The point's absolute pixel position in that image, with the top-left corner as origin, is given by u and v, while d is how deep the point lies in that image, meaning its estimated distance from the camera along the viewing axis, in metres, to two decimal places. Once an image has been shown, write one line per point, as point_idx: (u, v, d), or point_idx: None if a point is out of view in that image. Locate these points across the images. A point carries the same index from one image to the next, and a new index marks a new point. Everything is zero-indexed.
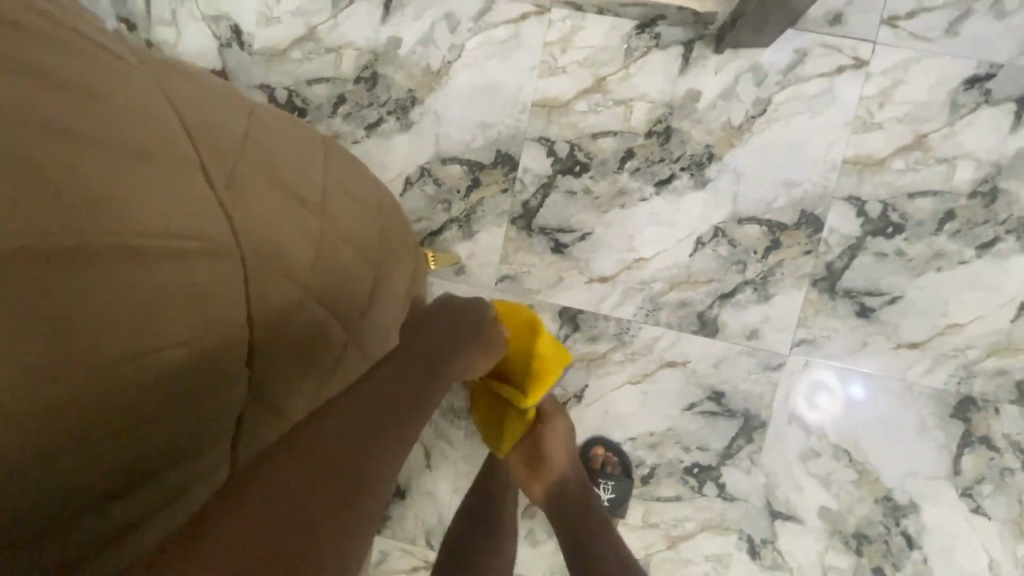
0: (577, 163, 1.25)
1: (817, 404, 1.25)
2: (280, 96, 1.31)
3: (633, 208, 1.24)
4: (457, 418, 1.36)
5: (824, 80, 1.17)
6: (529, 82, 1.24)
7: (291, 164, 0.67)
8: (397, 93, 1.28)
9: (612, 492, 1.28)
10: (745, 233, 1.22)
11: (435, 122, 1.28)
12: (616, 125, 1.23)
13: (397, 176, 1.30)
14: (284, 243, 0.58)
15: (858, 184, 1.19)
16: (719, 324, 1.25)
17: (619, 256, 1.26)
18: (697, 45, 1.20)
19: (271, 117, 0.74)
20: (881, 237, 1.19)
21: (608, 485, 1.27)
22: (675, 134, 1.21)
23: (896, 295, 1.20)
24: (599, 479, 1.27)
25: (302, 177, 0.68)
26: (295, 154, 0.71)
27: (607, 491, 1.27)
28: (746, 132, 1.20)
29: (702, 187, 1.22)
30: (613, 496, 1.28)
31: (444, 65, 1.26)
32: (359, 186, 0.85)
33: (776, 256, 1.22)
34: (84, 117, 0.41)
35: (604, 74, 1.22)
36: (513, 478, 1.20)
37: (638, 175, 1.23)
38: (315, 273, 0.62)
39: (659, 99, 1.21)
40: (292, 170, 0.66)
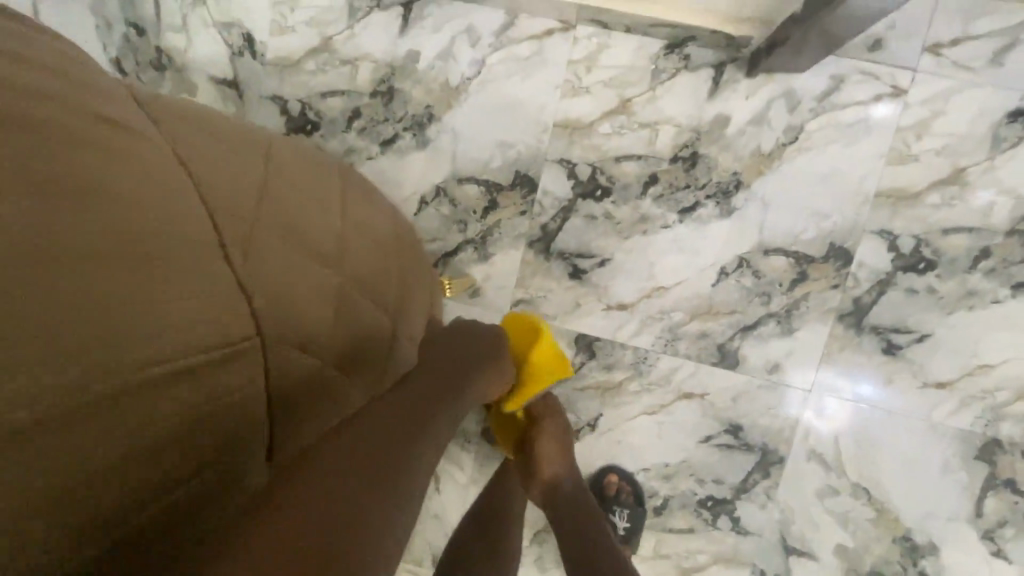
0: (599, 187, 1.20)
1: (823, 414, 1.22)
2: (293, 109, 1.27)
3: (655, 234, 1.20)
4: (467, 441, 1.34)
5: (860, 108, 1.13)
6: (551, 102, 1.20)
7: (302, 203, 0.68)
8: (414, 109, 1.24)
9: (628, 521, 1.24)
10: (770, 265, 1.18)
11: (452, 140, 1.23)
12: (640, 148, 1.18)
13: (411, 195, 1.26)
14: (293, 293, 0.59)
15: (891, 218, 1.15)
16: (739, 357, 1.22)
17: (638, 283, 1.22)
18: (728, 68, 1.15)
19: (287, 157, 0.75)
20: (912, 273, 1.15)
21: (623, 513, 1.24)
22: (701, 160, 1.17)
23: (925, 333, 1.16)
24: (613, 508, 1.24)
25: (315, 216, 0.69)
26: (308, 192, 0.72)
27: (622, 520, 1.24)
28: (777, 160, 1.15)
29: (727, 215, 1.18)
30: (629, 526, 1.24)
31: (463, 81, 1.22)
32: (374, 218, 0.84)
33: (801, 289, 1.18)
34: (104, 185, 0.43)
35: (630, 95, 1.18)
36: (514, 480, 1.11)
37: (661, 202, 1.19)
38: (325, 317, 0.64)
39: (686, 123, 1.17)
40: (305, 211, 0.67)
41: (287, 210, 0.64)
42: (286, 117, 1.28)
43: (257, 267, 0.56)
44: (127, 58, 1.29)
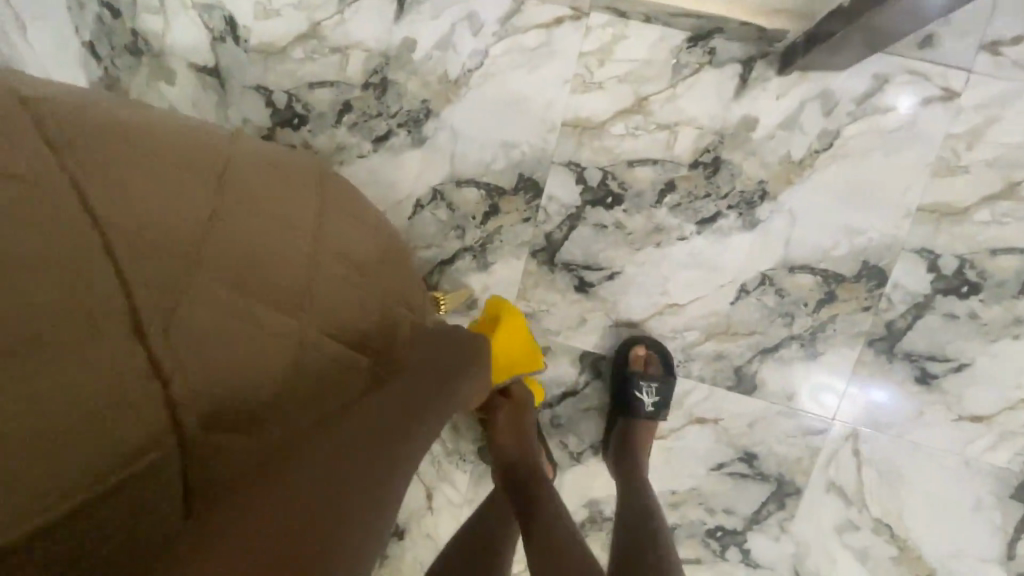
0: (609, 194, 1.10)
1: (821, 400, 1.11)
2: (279, 100, 1.17)
3: (670, 247, 1.10)
4: (462, 460, 1.26)
5: (903, 112, 1.01)
6: (560, 98, 1.09)
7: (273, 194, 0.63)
8: (409, 103, 1.13)
9: (656, 395, 1.10)
10: (795, 283, 1.08)
11: (451, 138, 1.13)
12: (657, 152, 1.08)
13: (406, 197, 1.16)
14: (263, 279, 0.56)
15: (933, 235, 1.04)
16: (757, 381, 1.12)
17: (650, 299, 1.12)
18: (758, 64, 1.03)
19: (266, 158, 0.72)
20: (953, 296, 1.05)
21: (651, 388, 1.09)
22: (724, 166, 1.06)
23: (965, 362, 1.06)
24: (638, 383, 1.09)
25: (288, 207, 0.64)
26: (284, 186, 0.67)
27: (650, 395, 1.10)
28: (808, 168, 1.04)
29: (750, 228, 1.07)
30: (657, 400, 1.11)
31: (464, 73, 1.11)
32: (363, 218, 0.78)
33: (829, 310, 1.08)
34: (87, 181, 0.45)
35: (647, 93, 1.06)
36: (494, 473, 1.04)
37: (678, 212, 1.09)
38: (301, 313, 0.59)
39: (708, 125, 1.05)
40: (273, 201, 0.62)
41: (242, 220, 0.56)
42: (271, 109, 1.18)
43: (195, 292, 0.49)
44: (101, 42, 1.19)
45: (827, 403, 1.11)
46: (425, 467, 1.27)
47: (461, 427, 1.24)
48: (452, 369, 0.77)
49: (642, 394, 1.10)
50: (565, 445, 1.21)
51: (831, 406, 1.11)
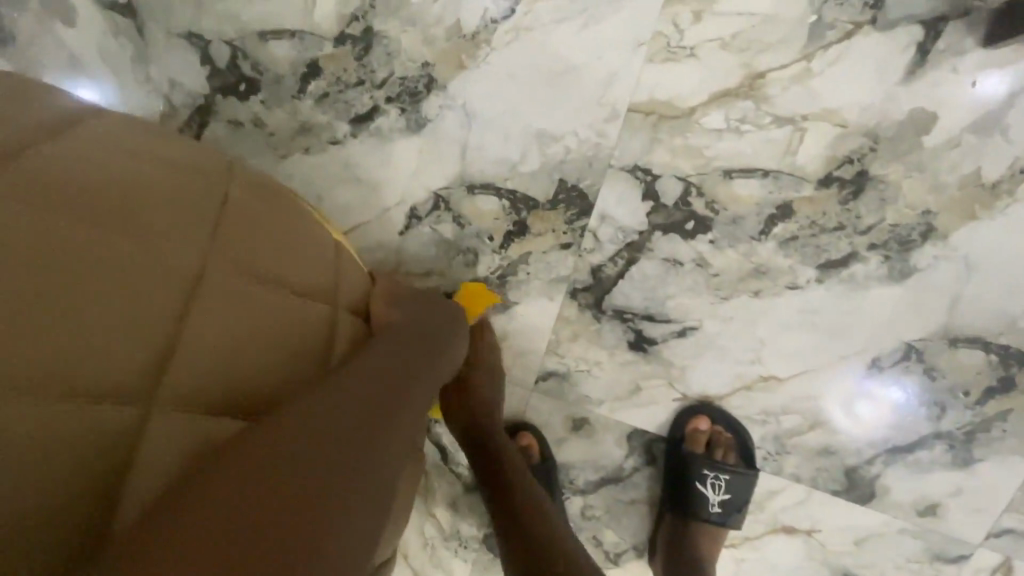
0: (691, 217, 0.75)
1: (852, 411, 0.78)
2: (219, 55, 0.82)
3: (773, 298, 0.76)
4: (462, 546, 0.96)
5: None
6: (628, 70, 0.72)
7: (194, 177, 0.50)
8: (404, 67, 0.77)
9: (726, 492, 0.80)
10: (955, 362, 0.74)
11: (462, 122, 0.78)
12: (770, 159, 0.72)
13: (395, 203, 0.82)
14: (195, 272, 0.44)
15: None
16: (876, 488, 0.80)
17: (735, 368, 0.79)
18: (948, 25, 0.65)
19: (155, 137, 0.54)
20: None
21: (721, 482, 0.79)
22: (871, 187, 0.70)
23: None
24: (703, 473, 0.79)
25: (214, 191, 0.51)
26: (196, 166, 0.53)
27: (719, 492, 0.79)
28: (1004, 196, 0.68)
29: (899, 280, 0.73)
30: (727, 499, 0.80)
31: (484, 25, 0.74)
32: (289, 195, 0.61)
33: (1000, 403, 0.75)
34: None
35: (764, 66, 0.69)
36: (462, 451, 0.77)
37: (792, 249, 0.74)
38: (246, 316, 0.46)
39: (856, 122, 0.69)
40: (192, 183, 0.49)
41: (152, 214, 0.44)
42: (208, 68, 0.83)
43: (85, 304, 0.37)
44: None
45: (860, 414, 0.78)
46: (414, 550, 0.98)
47: (462, 506, 0.95)
48: (433, 340, 0.60)
49: (708, 489, 0.80)
50: (599, 544, 0.89)
51: (865, 420, 0.78)
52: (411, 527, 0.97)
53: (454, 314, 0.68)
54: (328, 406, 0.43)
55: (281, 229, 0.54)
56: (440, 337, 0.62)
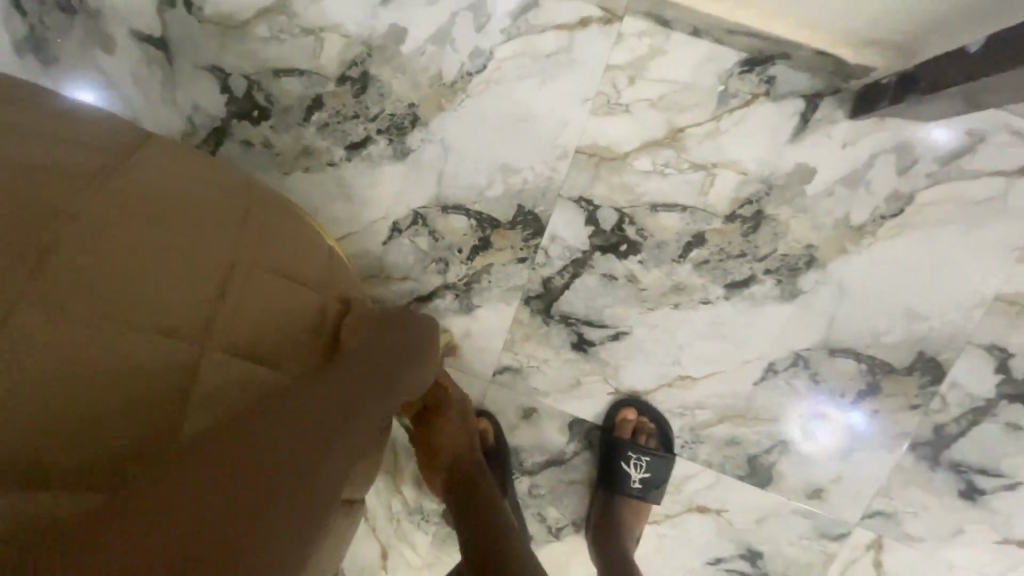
0: (624, 241, 0.91)
1: (810, 432, 0.94)
2: (237, 86, 0.97)
3: (690, 310, 0.92)
4: (424, 520, 1.09)
5: (997, 180, 0.82)
6: (577, 120, 0.89)
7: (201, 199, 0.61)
8: (394, 106, 0.93)
9: (646, 472, 0.95)
10: (834, 369, 0.91)
11: (440, 154, 0.93)
12: (688, 197, 0.88)
13: (381, 218, 0.97)
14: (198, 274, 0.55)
15: (1006, 332, 0.86)
16: (773, 474, 0.96)
17: (659, 368, 0.95)
18: (824, 101, 0.83)
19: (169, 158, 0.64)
20: (1019, 405, 0.88)
21: (642, 463, 0.94)
22: (765, 223, 0.87)
23: (1019, 480, 0.90)
24: (627, 455, 0.93)
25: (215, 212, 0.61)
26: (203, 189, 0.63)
27: (640, 470, 0.94)
28: (868, 235, 0.86)
29: (789, 299, 0.89)
30: (647, 477, 0.95)
31: (461, 76, 0.91)
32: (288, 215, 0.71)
33: (869, 404, 0.91)
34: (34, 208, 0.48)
35: (683, 123, 0.86)
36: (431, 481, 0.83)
37: (704, 271, 0.90)
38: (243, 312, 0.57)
39: (754, 172, 0.86)
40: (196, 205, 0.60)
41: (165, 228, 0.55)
42: (228, 96, 0.98)
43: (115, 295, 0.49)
44: None
45: (818, 437, 0.94)
46: (381, 523, 1.11)
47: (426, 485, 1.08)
48: (405, 350, 0.67)
49: (631, 468, 0.95)
50: (543, 519, 1.03)
51: (822, 441, 0.94)
52: (379, 501, 1.10)
53: (427, 329, 0.75)
54: (299, 403, 0.49)
55: (272, 244, 0.65)
56: (418, 341, 0.70)
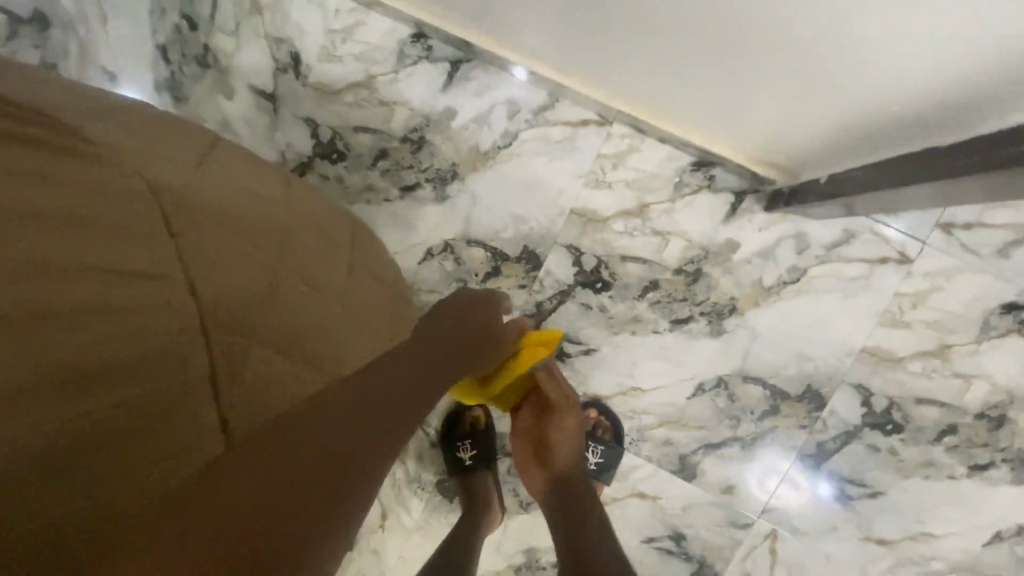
0: (599, 279, 1.23)
1: (773, 487, 1.23)
2: (324, 134, 1.30)
3: (644, 336, 1.23)
4: (420, 488, 1.35)
5: (864, 265, 1.15)
6: (573, 189, 1.22)
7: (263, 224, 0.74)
8: (440, 163, 1.26)
9: (601, 457, 1.22)
10: (746, 392, 1.21)
11: (470, 202, 1.26)
12: (648, 253, 1.21)
13: (419, 244, 1.28)
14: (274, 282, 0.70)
15: (869, 376, 1.18)
16: (698, 470, 1.25)
17: (617, 380, 1.25)
18: (747, 197, 1.18)
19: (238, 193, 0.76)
20: (878, 431, 1.19)
21: (598, 449, 1.22)
22: (702, 279, 1.20)
23: (878, 490, 1.20)
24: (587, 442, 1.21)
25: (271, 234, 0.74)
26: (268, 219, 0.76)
27: (596, 456, 1.22)
28: (774, 294, 1.18)
29: (716, 336, 1.21)
30: (600, 462, 1.22)
31: (492, 148, 1.24)
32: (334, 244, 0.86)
33: (771, 421, 1.22)
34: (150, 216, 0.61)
35: (648, 200, 1.20)
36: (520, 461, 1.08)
37: (657, 308, 1.22)
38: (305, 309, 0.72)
39: (696, 240, 1.19)
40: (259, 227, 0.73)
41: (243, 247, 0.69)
42: (315, 140, 1.30)
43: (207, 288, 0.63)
44: (173, 47, 1.33)
45: (779, 492, 1.23)
46: (385, 488, 1.36)
47: (426, 458, 1.35)
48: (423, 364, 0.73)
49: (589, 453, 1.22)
50: (516, 493, 1.32)
51: (783, 494, 1.23)
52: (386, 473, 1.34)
53: (452, 336, 0.84)
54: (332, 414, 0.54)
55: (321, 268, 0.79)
56: (437, 353, 0.78)
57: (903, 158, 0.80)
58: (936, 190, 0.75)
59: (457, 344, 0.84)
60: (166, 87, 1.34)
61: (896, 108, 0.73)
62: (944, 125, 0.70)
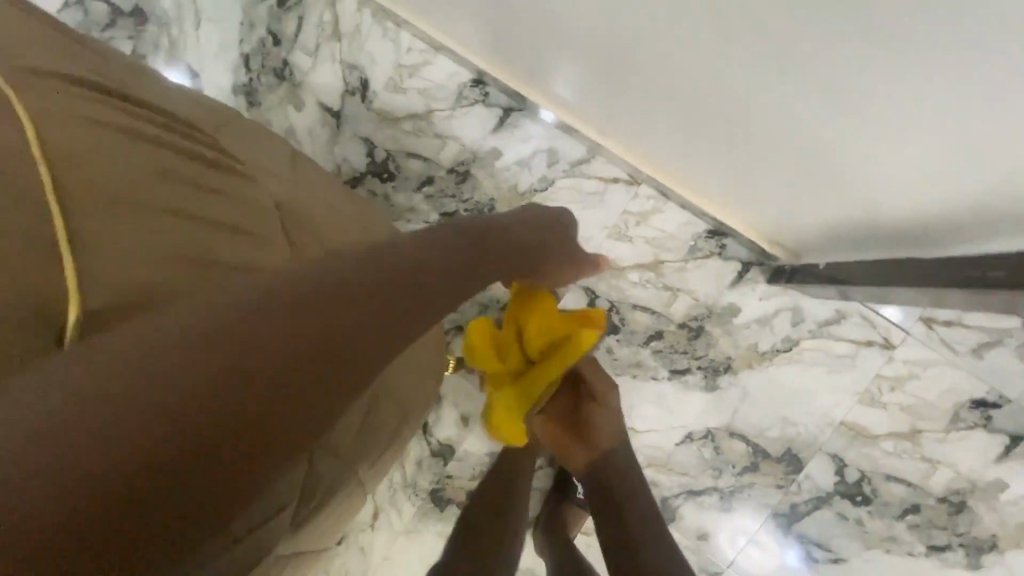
0: (609, 323, 1.34)
1: (754, 557, 1.31)
2: (379, 155, 1.42)
3: (643, 381, 1.33)
4: (413, 494, 1.42)
5: (852, 345, 1.26)
6: (596, 238, 1.34)
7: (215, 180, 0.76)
8: (480, 197, 1.38)
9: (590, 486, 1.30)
10: (731, 446, 1.31)
11: None
12: (657, 305, 1.32)
13: None
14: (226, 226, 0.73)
15: (845, 447, 1.27)
16: (677, 514, 1.33)
17: None
18: (753, 268, 1.29)
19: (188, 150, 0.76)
20: (848, 501, 1.27)
21: None
22: (703, 335, 1.31)
23: (842, 556, 1.27)
24: None
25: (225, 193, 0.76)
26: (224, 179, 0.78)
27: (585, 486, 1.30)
28: (768, 359, 1.29)
29: (709, 390, 1.31)
30: None
31: (529, 190, 1.37)
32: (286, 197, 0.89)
33: (750, 477, 1.30)
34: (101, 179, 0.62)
35: (663, 258, 1.32)
36: (559, 437, 1.11)
37: (658, 356, 1.32)
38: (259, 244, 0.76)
39: (702, 300, 1.31)
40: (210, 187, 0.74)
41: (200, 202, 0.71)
42: (369, 159, 1.43)
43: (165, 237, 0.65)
44: (255, 59, 1.47)
45: (760, 561, 1.31)
46: (380, 490, 1.43)
47: (422, 465, 1.43)
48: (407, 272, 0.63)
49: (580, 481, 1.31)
50: None
51: (762, 563, 1.31)
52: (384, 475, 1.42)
53: (453, 252, 0.72)
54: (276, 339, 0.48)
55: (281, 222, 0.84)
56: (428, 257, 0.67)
57: (897, 259, 0.91)
58: (925, 295, 0.85)
59: (461, 262, 0.72)
60: (242, 91, 1.48)
61: (899, 216, 0.85)
62: (947, 239, 0.82)
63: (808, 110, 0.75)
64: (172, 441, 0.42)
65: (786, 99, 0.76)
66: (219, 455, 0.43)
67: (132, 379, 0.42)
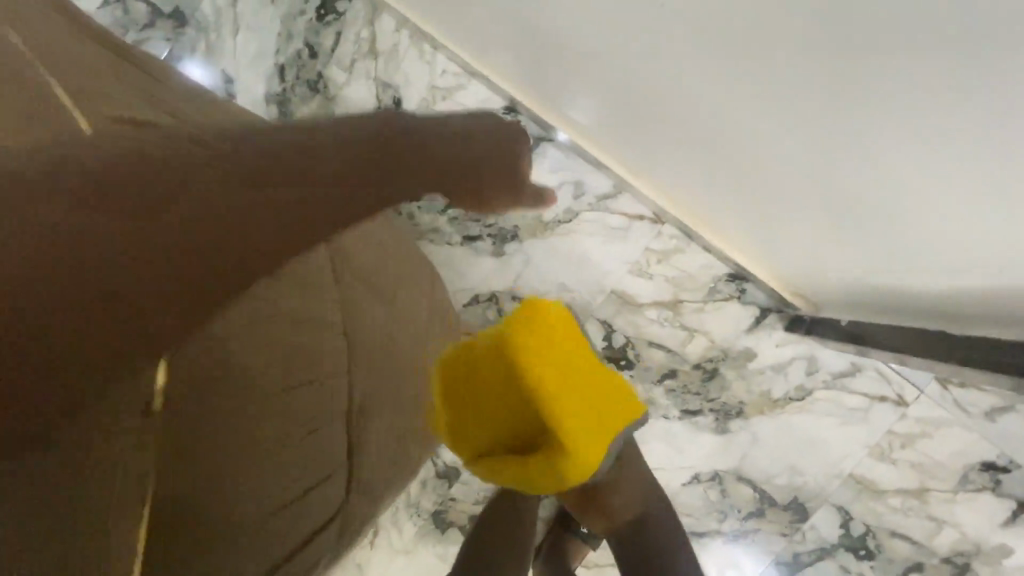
0: (624, 358, 1.34)
1: None
2: None
3: (654, 419, 1.33)
4: (415, 514, 1.42)
5: (865, 399, 1.27)
6: (617, 272, 1.35)
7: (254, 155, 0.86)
8: (504, 223, 1.39)
9: None
10: (737, 490, 1.31)
11: (523, 262, 1.38)
12: (673, 344, 1.33)
13: (468, 289, 1.39)
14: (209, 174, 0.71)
15: (852, 500, 1.27)
16: None
17: None
18: (771, 314, 1.30)
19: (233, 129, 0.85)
20: (851, 554, 1.27)
21: None
22: (717, 378, 1.31)
23: None
24: None
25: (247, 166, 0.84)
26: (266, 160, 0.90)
27: None
28: (780, 406, 1.29)
29: (719, 432, 1.31)
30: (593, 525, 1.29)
31: (554, 220, 1.37)
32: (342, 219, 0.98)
33: (754, 522, 1.30)
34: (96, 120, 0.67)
35: (683, 297, 1.33)
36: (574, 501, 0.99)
37: (671, 395, 1.32)
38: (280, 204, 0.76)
39: (718, 342, 1.31)
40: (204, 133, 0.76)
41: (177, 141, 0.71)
42: None
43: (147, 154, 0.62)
44: (290, 69, 1.48)
45: None
46: None
47: (426, 486, 1.42)
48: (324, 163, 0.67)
49: None
50: None
51: None
52: None
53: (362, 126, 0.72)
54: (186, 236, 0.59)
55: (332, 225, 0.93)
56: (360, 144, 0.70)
57: (935, 336, 0.96)
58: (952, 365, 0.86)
59: (369, 136, 0.71)
60: (274, 100, 1.49)
61: (938, 283, 0.88)
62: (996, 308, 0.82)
63: (844, 154, 0.81)
64: (49, 276, 0.52)
65: (806, 101, 0.79)
66: (99, 323, 0.54)
67: (72, 236, 0.54)
